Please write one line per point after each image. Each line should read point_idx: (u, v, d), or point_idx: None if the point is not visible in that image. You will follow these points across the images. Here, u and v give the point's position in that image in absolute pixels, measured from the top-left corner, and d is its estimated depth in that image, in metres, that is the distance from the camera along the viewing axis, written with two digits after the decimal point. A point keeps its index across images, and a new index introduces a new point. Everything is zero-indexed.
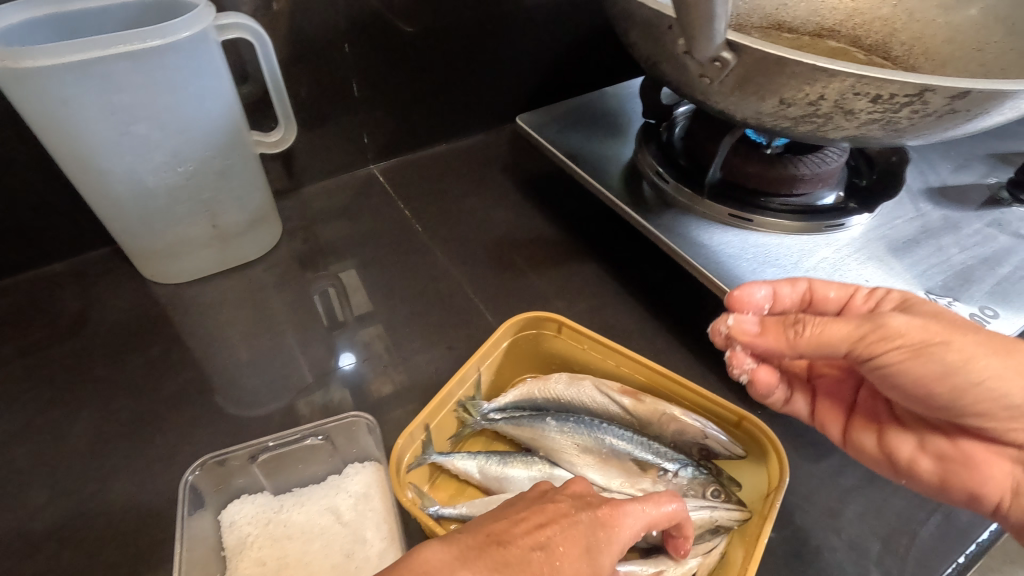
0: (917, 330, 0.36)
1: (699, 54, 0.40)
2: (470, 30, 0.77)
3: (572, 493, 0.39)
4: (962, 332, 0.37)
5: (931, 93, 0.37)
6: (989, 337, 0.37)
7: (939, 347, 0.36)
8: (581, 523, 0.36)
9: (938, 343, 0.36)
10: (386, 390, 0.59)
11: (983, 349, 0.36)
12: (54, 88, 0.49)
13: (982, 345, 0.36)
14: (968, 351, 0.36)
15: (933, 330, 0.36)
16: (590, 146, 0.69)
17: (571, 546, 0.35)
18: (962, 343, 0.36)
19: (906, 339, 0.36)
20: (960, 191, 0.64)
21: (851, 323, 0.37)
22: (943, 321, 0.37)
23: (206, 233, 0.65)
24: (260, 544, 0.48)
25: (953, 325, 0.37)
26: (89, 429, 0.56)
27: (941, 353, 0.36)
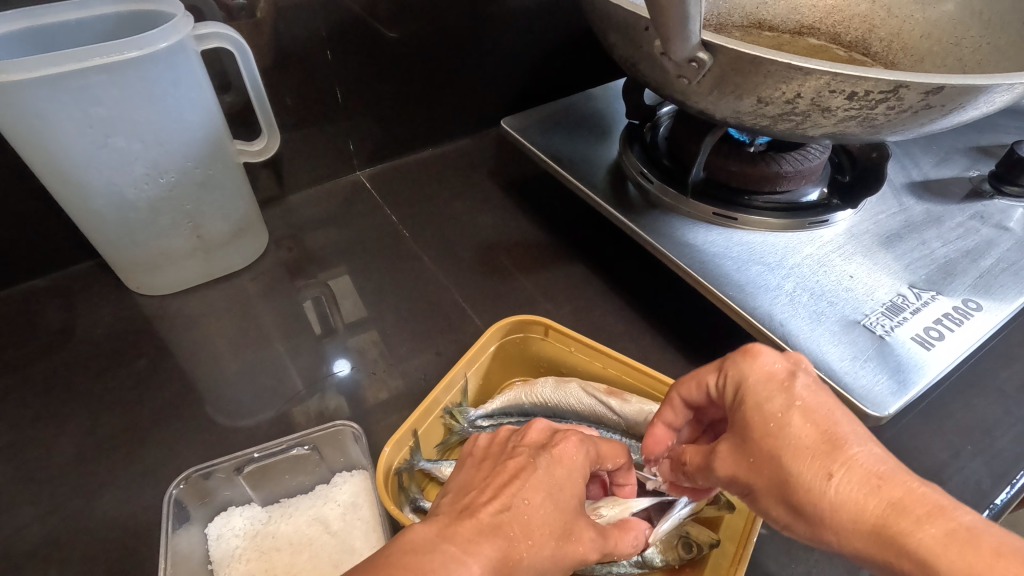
0: (734, 482, 0.35)
1: (676, 54, 0.40)
2: (452, 33, 0.77)
3: (529, 442, 0.39)
4: (758, 474, 0.33)
5: (906, 89, 0.37)
6: (774, 473, 0.32)
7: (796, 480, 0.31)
8: (542, 472, 0.36)
9: (750, 494, 0.34)
10: (382, 396, 0.59)
11: (776, 493, 0.32)
12: (29, 102, 0.48)
13: (823, 459, 0.31)
14: (809, 475, 0.31)
15: (740, 481, 0.34)
16: (574, 148, 0.69)
17: (535, 499, 0.35)
18: (804, 467, 0.31)
19: (769, 474, 0.32)
20: (942, 185, 0.64)
21: (730, 463, 0.35)
22: (748, 459, 0.34)
23: (190, 244, 0.65)
24: (247, 557, 0.48)
25: (765, 447, 0.33)
26: (75, 445, 0.55)
27: (800, 485, 0.31)
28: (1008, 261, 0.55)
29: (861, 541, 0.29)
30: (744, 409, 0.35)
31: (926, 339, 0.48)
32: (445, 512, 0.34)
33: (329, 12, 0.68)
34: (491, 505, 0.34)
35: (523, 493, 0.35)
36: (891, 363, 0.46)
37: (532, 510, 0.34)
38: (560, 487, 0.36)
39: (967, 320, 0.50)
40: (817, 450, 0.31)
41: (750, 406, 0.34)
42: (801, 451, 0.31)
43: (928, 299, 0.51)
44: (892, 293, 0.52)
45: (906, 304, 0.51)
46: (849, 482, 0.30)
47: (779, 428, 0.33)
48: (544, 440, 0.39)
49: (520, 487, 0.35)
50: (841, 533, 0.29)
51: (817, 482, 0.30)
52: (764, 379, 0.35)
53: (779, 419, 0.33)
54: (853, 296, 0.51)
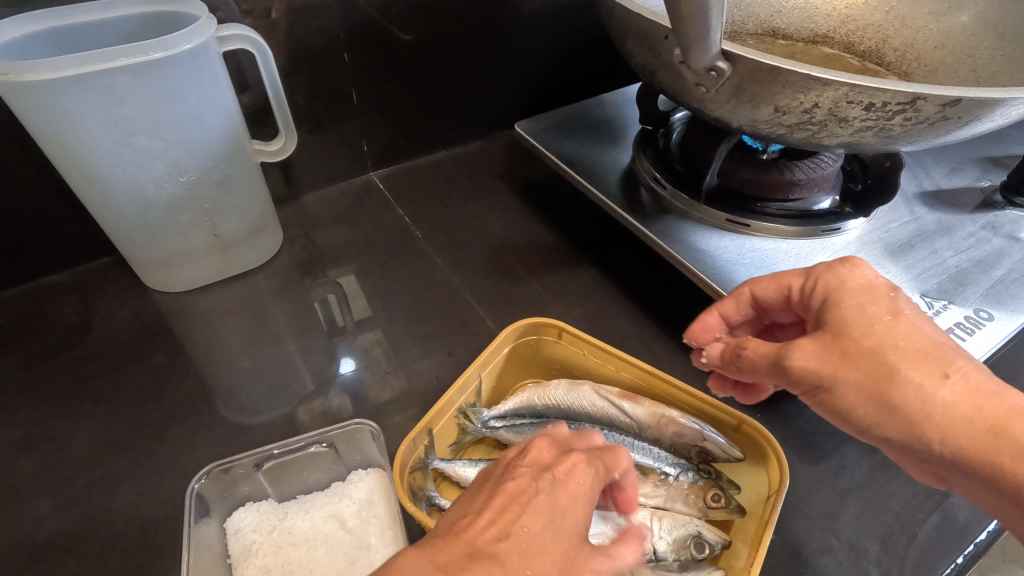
0: (809, 375, 0.36)
1: (695, 63, 0.40)
2: (467, 36, 0.78)
3: (532, 462, 0.36)
4: (850, 366, 0.35)
5: (923, 101, 0.37)
6: (873, 367, 0.34)
7: (893, 382, 0.34)
8: (542, 497, 0.34)
9: (824, 388, 0.36)
10: (386, 396, 0.60)
11: (866, 392, 0.34)
12: (55, 100, 0.49)
13: (920, 362, 0.34)
14: (913, 376, 0.33)
15: (821, 375, 0.35)
16: (587, 152, 0.70)
17: (535, 526, 0.33)
18: (906, 369, 0.34)
19: (867, 368, 0.34)
20: (953, 195, 0.64)
21: (814, 347, 0.36)
22: (838, 354, 0.35)
23: (207, 242, 0.66)
24: (263, 552, 0.48)
25: (866, 345, 0.35)
26: (92, 439, 0.56)
27: (894, 387, 0.34)
28: (1019, 272, 0.56)
29: (967, 437, 0.32)
30: (839, 311, 0.37)
31: None
32: (440, 533, 0.33)
33: (346, 14, 0.69)
34: (484, 531, 0.32)
35: (522, 520, 0.32)
36: None
37: (531, 538, 0.32)
38: (563, 514, 0.34)
39: (978, 329, 0.50)
40: (923, 356, 0.34)
41: (849, 310, 0.36)
42: (908, 351, 0.34)
43: (939, 308, 0.52)
44: None
45: None
46: (959, 387, 0.33)
47: (885, 329, 0.35)
48: (548, 460, 0.37)
49: (519, 514, 0.33)
50: (948, 433, 0.32)
51: (913, 384, 0.33)
52: (863, 286, 0.37)
53: (885, 322, 0.35)
54: None
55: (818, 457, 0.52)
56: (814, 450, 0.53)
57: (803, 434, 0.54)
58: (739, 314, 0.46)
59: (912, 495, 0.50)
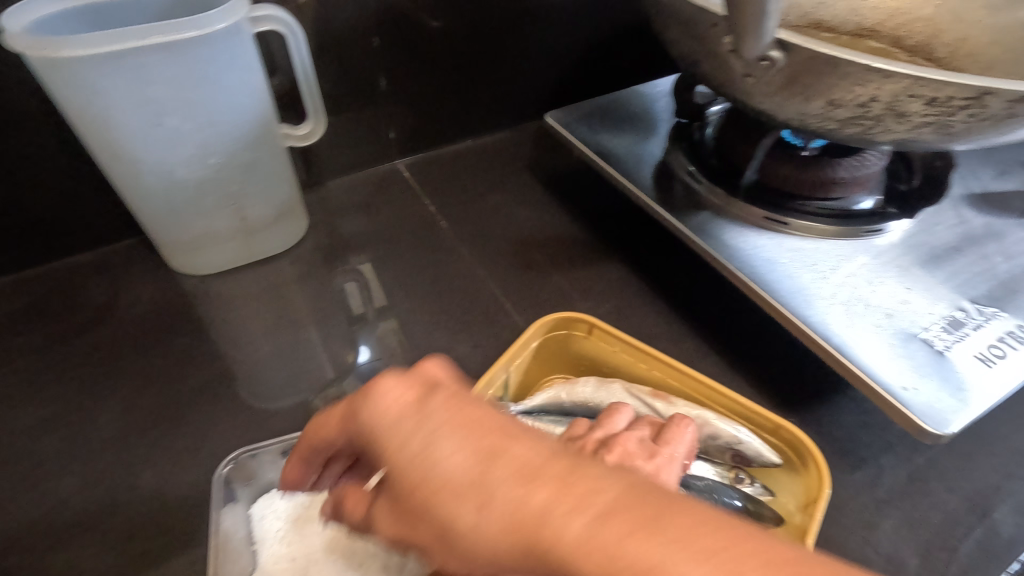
0: (455, 483, 0.24)
1: (748, 52, 0.38)
2: (499, 23, 0.77)
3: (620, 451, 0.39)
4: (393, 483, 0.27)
5: (991, 97, 0.35)
6: (428, 523, 0.26)
7: (496, 472, 0.24)
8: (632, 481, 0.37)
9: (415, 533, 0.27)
10: None
11: (502, 513, 0.23)
12: (89, 78, 0.49)
13: (459, 437, 0.25)
14: (432, 435, 0.25)
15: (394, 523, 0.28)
16: (619, 144, 0.68)
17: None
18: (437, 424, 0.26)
19: (449, 480, 0.25)
20: (1002, 198, 0.62)
21: (454, 458, 0.25)
22: (399, 501, 0.27)
23: (234, 226, 0.65)
24: (290, 539, 0.48)
25: (403, 439, 0.26)
26: (116, 421, 0.56)
27: (496, 481, 0.24)
28: None
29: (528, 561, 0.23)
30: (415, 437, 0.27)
31: (989, 357, 0.46)
32: None
33: None
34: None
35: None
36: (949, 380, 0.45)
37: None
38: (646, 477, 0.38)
39: None
40: (465, 486, 0.24)
41: (399, 406, 0.27)
42: (455, 487, 0.24)
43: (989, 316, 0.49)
44: (951, 307, 0.50)
45: (967, 320, 0.49)
46: (488, 521, 0.23)
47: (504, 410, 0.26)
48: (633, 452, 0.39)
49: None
50: (489, 552, 0.24)
51: (449, 517, 0.25)
52: (385, 418, 0.27)
53: (408, 450, 0.26)
54: (910, 309, 0.50)
55: (853, 466, 0.51)
56: (849, 457, 0.51)
57: (838, 441, 0.52)
58: None
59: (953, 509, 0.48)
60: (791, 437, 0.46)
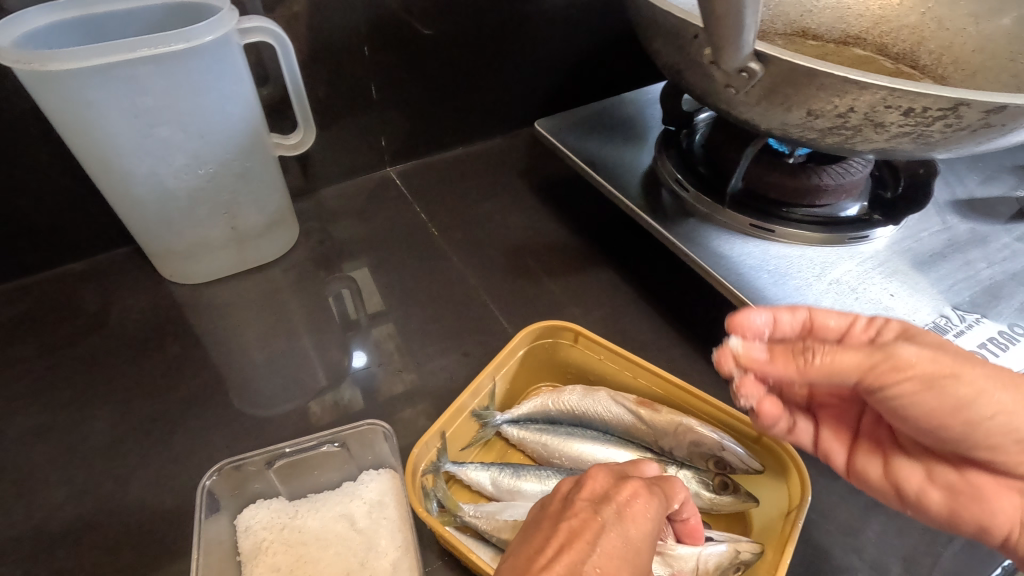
0: (924, 368, 0.33)
1: (726, 64, 0.39)
2: (490, 32, 0.77)
3: (588, 496, 0.36)
4: (974, 363, 0.33)
5: (966, 108, 0.36)
6: (994, 365, 0.33)
7: (951, 381, 0.32)
8: (611, 531, 0.34)
9: (950, 376, 0.32)
10: (399, 391, 0.59)
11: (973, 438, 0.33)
12: (78, 89, 0.49)
13: (991, 377, 0.33)
14: (979, 384, 0.32)
15: (944, 362, 0.33)
16: (608, 152, 0.69)
17: (609, 568, 0.32)
18: (974, 376, 0.32)
19: (917, 371, 0.33)
20: (988, 204, 0.62)
21: (860, 352, 0.34)
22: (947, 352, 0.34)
23: (225, 235, 0.66)
24: (274, 550, 0.48)
25: (960, 356, 0.33)
26: (107, 430, 0.56)
27: (952, 386, 0.32)
28: None
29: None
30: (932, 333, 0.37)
31: None
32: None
33: (368, 7, 0.68)
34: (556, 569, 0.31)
35: (592, 557, 0.32)
36: None
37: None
38: (634, 549, 0.33)
39: (1011, 345, 0.48)
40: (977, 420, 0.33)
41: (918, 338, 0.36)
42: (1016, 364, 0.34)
43: (972, 322, 0.50)
44: (934, 314, 0.50)
45: (949, 326, 0.49)
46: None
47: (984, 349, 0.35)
48: (605, 491, 0.36)
49: (588, 551, 0.32)
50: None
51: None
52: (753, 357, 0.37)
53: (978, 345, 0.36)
54: (894, 316, 0.50)
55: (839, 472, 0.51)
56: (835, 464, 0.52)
57: None
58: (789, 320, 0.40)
59: None
60: (772, 444, 0.46)
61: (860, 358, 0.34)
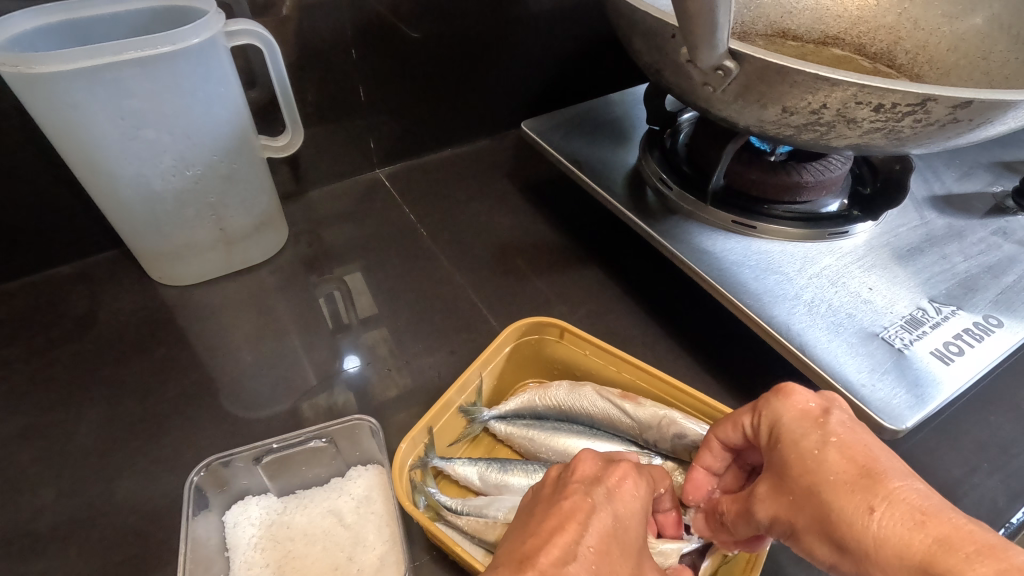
0: (778, 521, 0.35)
1: (702, 62, 0.40)
2: (476, 35, 0.78)
3: (580, 479, 0.36)
4: (799, 509, 0.33)
5: (934, 103, 0.37)
6: (815, 509, 0.31)
7: (794, 537, 0.33)
8: (601, 511, 0.34)
9: (792, 533, 0.33)
10: (387, 392, 0.59)
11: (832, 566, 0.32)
12: (65, 92, 0.50)
13: (811, 521, 0.32)
14: (808, 539, 0.32)
15: (783, 521, 0.34)
16: (593, 153, 0.70)
17: (599, 546, 0.32)
18: (803, 529, 0.32)
19: (775, 530, 0.35)
20: (964, 200, 0.63)
21: (749, 520, 0.38)
22: (787, 496, 0.34)
23: (213, 236, 0.66)
24: (262, 546, 0.49)
25: (794, 496, 0.33)
26: (94, 432, 0.56)
27: (798, 542, 0.33)
28: None
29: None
30: (781, 450, 0.35)
31: (946, 353, 0.47)
32: (503, 560, 0.32)
33: (355, 11, 0.69)
34: (552, 551, 0.31)
35: (585, 538, 0.32)
36: (908, 377, 0.46)
37: (598, 556, 0.32)
38: (623, 528, 0.34)
39: (987, 336, 0.49)
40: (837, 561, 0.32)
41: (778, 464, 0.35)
42: (841, 484, 0.31)
43: (948, 314, 0.51)
44: (911, 306, 0.51)
45: (925, 318, 0.50)
46: (890, 519, 0.28)
47: (818, 464, 0.32)
48: (596, 474, 0.37)
49: (581, 533, 0.33)
50: (888, 570, 0.27)
51: (863, 516, 0.29)
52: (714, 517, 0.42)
53: (816, 457, 0.33)
54: (872, 308, 0.51)
55: None
56: None
57: None
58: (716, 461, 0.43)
59: None
60: None
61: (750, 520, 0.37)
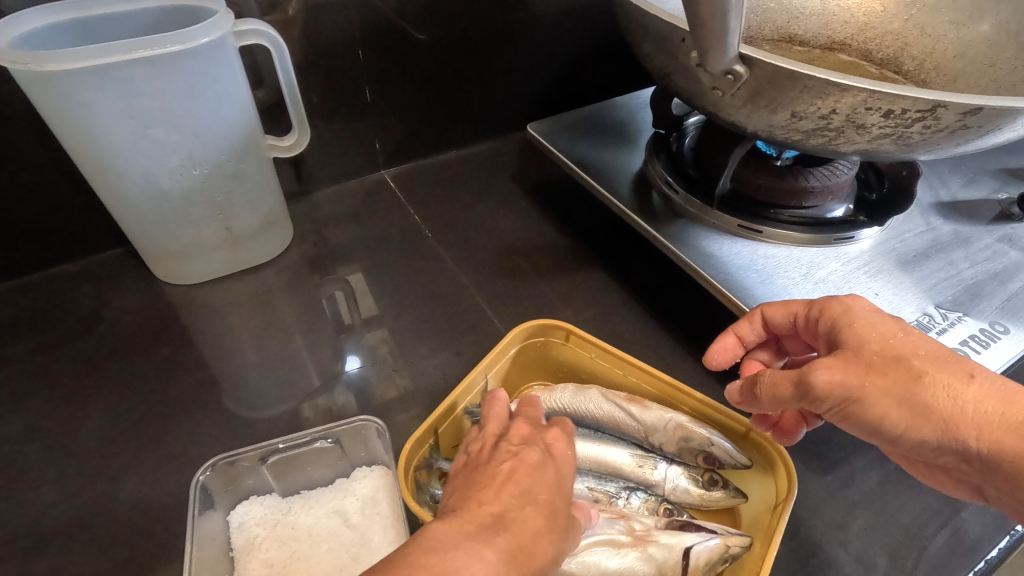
0: (835, 390, 0.36)
1: (712, 67, 0.40)
2: (482, 37, 0.78)
3: (521, 437, 0.39)
4: (878, 375, 0.35)
5: (944, 109, 0.37)
6: (901, 374, 0.35)
7: (858, 406, 0.35)
8: (541, 462, 0.37)
9: (855, 403, 0.35)
10: (391, 394, 0.59)
11: (895, 398, 0.34)
12: (72, 90, 0.50)
13: (897, 397, 0.34)
14: (882, 405, 0.35)
15: (846, 388, 0.35)
16: (599, 155, 0.70)
17: (544, 486, 0.36)
18: (874, 394, 0.35)
19: (830, 401, 0.36)
20: (970, 206, 0.63)
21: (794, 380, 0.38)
22: (862, 366, 0.36)
23: (218, 236, 0.66)
24: (267, 546, 0.49)
25: (867, 367, 0.36)
26: (100, 429, 0.56)
27: (861, 411, 0.35)
28: None
29: (999, 433, 0.32)
30: (846, 338, 0.38)
31: None
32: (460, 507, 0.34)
33: (363, 12, 0.69)
34: (503, 499, 0.34)
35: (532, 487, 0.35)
36: None
37: (543, 497, 0.35)
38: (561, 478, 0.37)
39: (993, 343, 0.49)
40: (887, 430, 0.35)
41: (851, 339, 0.38)
42: (931, 358, 0.35)
43: (954, 320, 0.51)
44: (918, 312, 0.51)
45: (932, 324, 0.50)
46: (986, 387, 0.33)
47: (902, 342, 0.36)
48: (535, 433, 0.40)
49: (526, 480, 0.35)
50: (984, 428, 0.32)
51: (961, 384, 0.33)
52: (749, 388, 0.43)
53: (900, 338, 0.36)
54: None
55: (826, 468, 0.52)
56: (822, 460, 0.53)
57: (810, 444, 0.54)
58: (754, 334, 0.48)
59: (921, 510, 0.49)
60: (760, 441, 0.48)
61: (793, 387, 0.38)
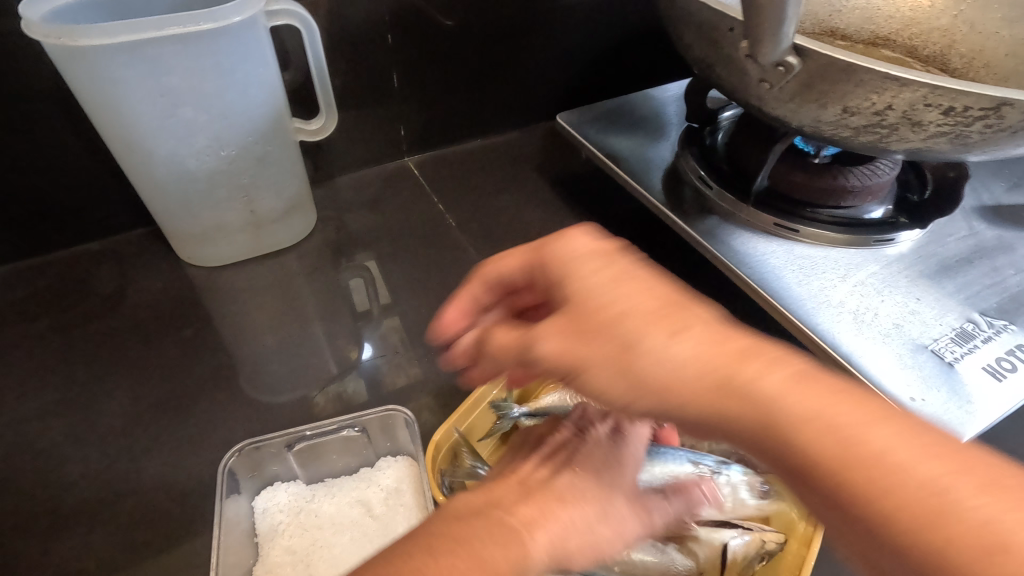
0: (659, 385, 0.28)
1: (763, 57, 0.38)
2: (512, 24, 0.77)
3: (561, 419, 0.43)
4: (694, 375, 0.27)
5: (1008, 108, 0.35)
6: (717, 371, 0.27)
7: (677, 409, 0.28)
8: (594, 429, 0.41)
9: (667, 397, 0.28)
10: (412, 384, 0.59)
11: (709, 402, 0.27)
12: (103, 67, 0.49)
13: (704, 389, 0.27)
14: (685, 401, 0.28)
15: (681, 384, 0.28)
16: (629, 147, 0.68)
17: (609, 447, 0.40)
18: (694, 394, 0.27)
19: (647, 393, 0.28)
20: (1014, 211, 0.61)
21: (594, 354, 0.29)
22: (733, 350, 0.28)
23: (243, 219, 0.66)
24: (291, 533, 0.49)
25: (702, 358, 0.28)
26: (121, 409, 0.56)
27: (674, 406, 0.28)
28: None
29: (796, 450, 0.25)
30: (690, 314, 0.29)
31: (998, 369, 0.46)
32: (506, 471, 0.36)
33: None
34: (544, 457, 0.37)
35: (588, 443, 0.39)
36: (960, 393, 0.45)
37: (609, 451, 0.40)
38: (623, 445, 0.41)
39: None
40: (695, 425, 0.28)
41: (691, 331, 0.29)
42: (729, 348, 0.28)
43: (1000, 329, 0.49)
44: (961, 319, 0.50)
45: (977, 332, 0.49)
46: (808, 387, 0.26)
47: (720, 344, 0.28)
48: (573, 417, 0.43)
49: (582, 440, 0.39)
50: (782, 435, 0.26)
51: (766, 376, 0.27)
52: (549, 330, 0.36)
53: (738, 343, 0.28)
54: (921, 320, 0.49)
55: None
56: None
57: None
58: None
59: None
60: None
61: (565, 363, 0.30)
